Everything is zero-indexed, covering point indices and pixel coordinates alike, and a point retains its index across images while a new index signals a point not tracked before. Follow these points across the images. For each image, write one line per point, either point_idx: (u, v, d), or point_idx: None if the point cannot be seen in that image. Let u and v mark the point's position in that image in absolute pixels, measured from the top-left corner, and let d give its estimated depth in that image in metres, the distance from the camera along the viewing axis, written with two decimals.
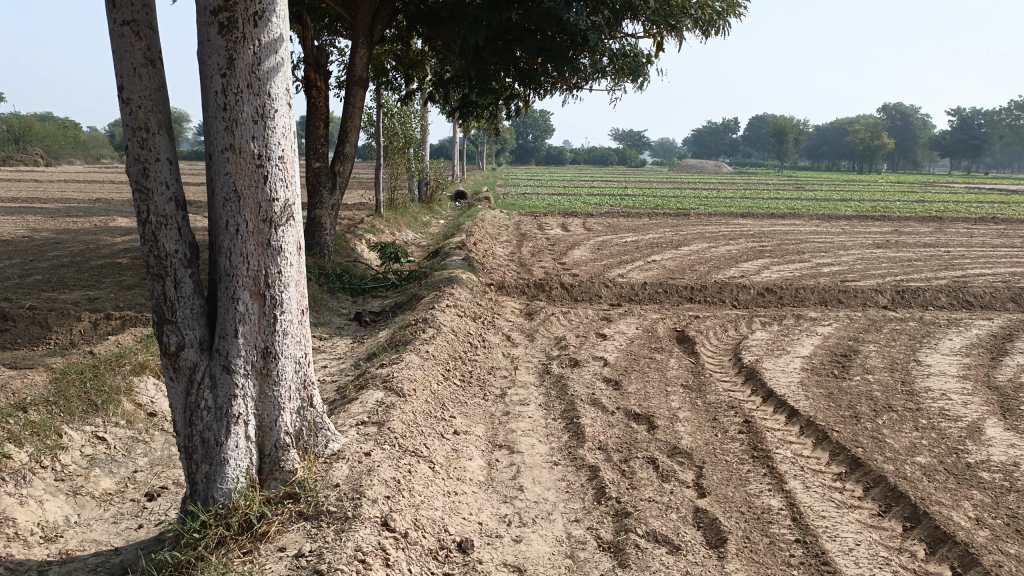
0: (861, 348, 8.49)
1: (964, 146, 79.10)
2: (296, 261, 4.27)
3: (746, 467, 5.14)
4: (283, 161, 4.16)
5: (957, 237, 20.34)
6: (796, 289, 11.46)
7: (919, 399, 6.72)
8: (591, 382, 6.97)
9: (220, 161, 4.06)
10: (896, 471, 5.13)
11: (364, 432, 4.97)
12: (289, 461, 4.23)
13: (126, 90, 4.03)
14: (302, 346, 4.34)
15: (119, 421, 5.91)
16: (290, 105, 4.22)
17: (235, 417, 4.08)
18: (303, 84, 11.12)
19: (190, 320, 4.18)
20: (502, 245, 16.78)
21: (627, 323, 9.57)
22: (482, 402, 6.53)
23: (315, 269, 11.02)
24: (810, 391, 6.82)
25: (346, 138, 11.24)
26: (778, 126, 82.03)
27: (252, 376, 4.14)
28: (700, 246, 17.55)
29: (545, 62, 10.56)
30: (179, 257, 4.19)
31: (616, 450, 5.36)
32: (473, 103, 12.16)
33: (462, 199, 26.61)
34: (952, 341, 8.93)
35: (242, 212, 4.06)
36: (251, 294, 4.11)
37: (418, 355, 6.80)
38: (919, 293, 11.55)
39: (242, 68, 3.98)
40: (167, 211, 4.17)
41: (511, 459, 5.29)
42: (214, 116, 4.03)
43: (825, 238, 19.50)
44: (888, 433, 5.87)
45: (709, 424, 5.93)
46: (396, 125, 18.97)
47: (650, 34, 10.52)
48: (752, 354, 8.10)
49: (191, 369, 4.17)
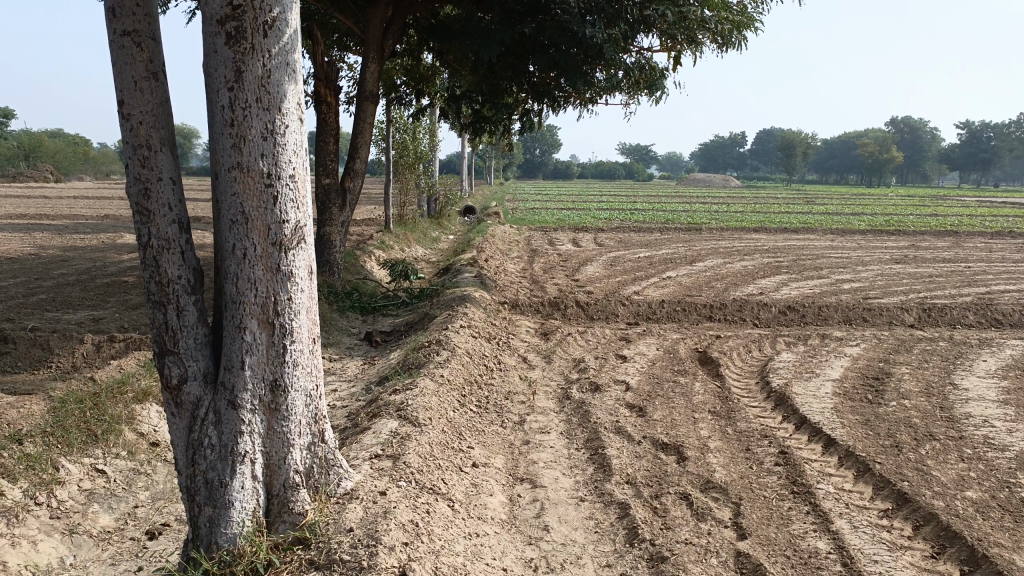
0: (893, 370, 8.14)
1: (975, 159, 78.48)
2: (307, 287, 3.99)
3: (786, 504, 4.81)
4: (294, 180, 3.88)
5: (976, 252, 19.91)
6: (818, 307, 11.12)
7: (961, 427, 6.37)
8: (614, 408, 6.64)
9: (226, 181, 3.78)
10: (948, 508, 4.77)
11: (377, 467, 4.66)
12: (299, 503, 3.93)
13: (127, 105, 3.77)
14: (314, 377, 4.05)
15: (120, 452, 5.61)
16: (302, 120, 3.95)
17: (240, 455, 3.79)
18: (313, 100, 10.91)
19: (193, 351, 3.90)
20: (513, 261, 16.48)
21: (647, 343, 9.24)
22: (501, 430, 6.21)
23: (325, 287, 10.74)
24: (845, 418, 6.48)
25: (356, 154, 10.99)
26: (786, 140, 81.62)
27: (260, 412, 3.84)
28: (715, 261, 17.21)
29: (559, 75, 10.30)
30: (182, 284, 3.91)
31: (646, 485, 5.03)
32: (485, 118, 11.91)
33: (472, 214, 26.38)
34: (987, 363, 8.56)
35: (249, 234, 3.78)
36: (259, 322, 3.82)
37: (432, 381, 6.49)
38: (946, 310, 11.18)
39: (251, 81, 3.71)
40: (169, 234, 3.89)
41: (534, 494, 4.97)
42: (221, 133, 3.76)
43: (841, 253, 19.12)
44: (933, 464, 5.52)
45: (743, 455, 5.59)
46: (406, 140, 18.76)
47: (667, 48, 10.26)
48: (779, 377, 7.76)
49: (194, 404, 3.88)
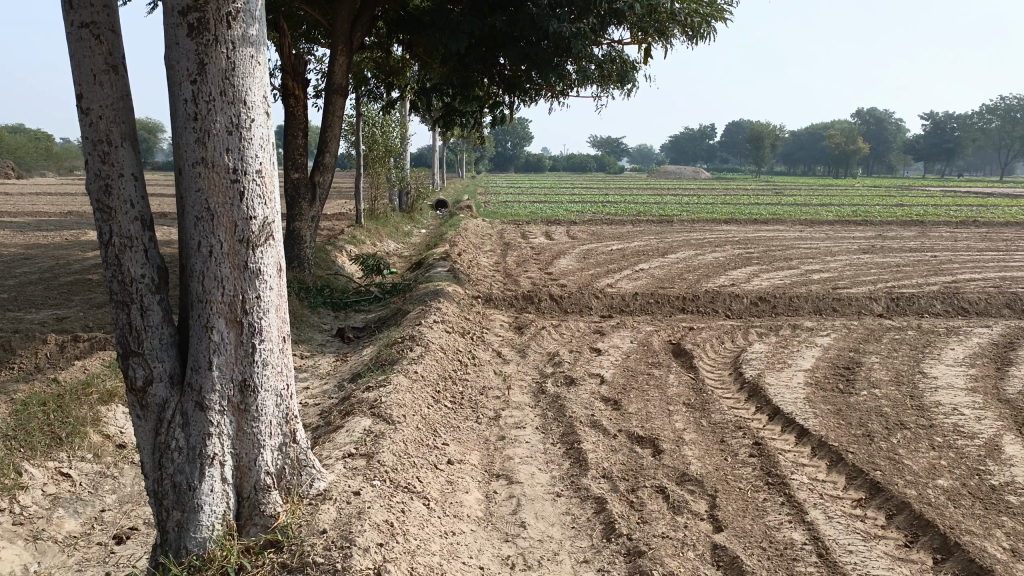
0: (864, 359, 8.23)
1: (938, 150, 79.82)
2: (276, 284, 3.90)
3: (762, 496, 4.82)
4: (261, 176, 3.79)
5: (942, 241, 20.23)
6: (789, 298, 11.21)
7: (931, 415, 6.45)
8: (589, 402, 6.63)
9: (190, 176, 3.68)
10: (920, 497, 4.82)
11: (351, 467, 4.58)
12: (270, 505, 3.84)
13: (85, 99, 3.64)
14: (284, 377, 3.96)
15: (86, 455, 5.47)
16: (268, 114, 3.86)
17: (209, 458, 3.70)
18: (281, 93, 10.74)
19: (158, 352, 3.80)
20: (486, 255, 16.42)
21: (621, 336, 9.24)
22: (476, 426, 6.16)
23: (296, 283, 10.60)
24: (817, 408, 6.52)
25: (325, 148, 10.85)
26: (755, 132, 82.32)
27: (229, 413, 3.75)
28: (687, 253, 17.30)
29: (530, 68, 10.24)
30: (146, 283, 3.80)
31: (622, 479, 5.02)
32: (456, 111, 11.81)
33: (444, 207, 26.25)
34: (955, 352, 8.69)
35: (215, 231, 3.69)
36: (227, 321, 3.73)
37: (406, 377, 6.43)
38: (914, 300, 11.33)
39: (215, 74, 3.61)
40: (132, 232, 3.78)
41: (510, 491, 4.93)
42: (184, 127, 3.66)
43: (811, 244, 19.33)
44: (905, 453, 5.58)
45: (718, 447, 5.60)
46: (377, 133, 18.58)
47: (637, 40, 10.23)
48: (753, 368, 7.81)
49: (160, 406, 3.78)
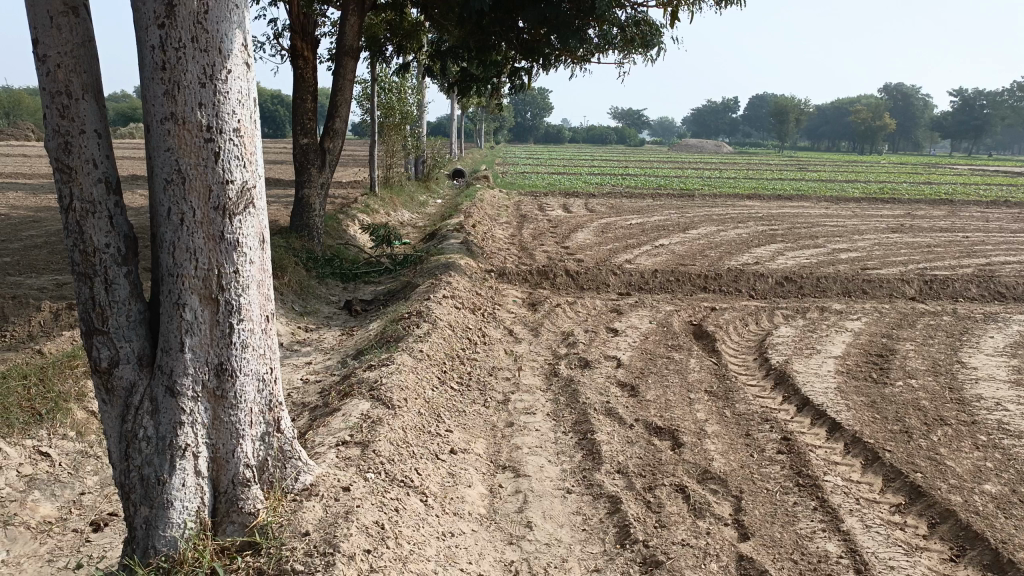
0: (897, 346, 7.76)
1: (968, 127, 77.84)
2: (258, 257, 3.51)
3: (792, 499, 4.40)
4: (239, 135, 3.38)
5: (973, 222, 19.49)
6: (817, 278, 10.68)
7: (972, 410, 5.99)
8: (604, 387, 6.22)
9: (159, 134, 3.28)
10: (966, 505, 4.38)
11: (343, 457, 4.21)
12: (249, 501, 3.48)
13: (42, 45, 3.24)
14: (266, 360, 3.58)
15: (67, 433, 5.12)
16: (248, 65, 3.43)
17: (179, 449, 3.35)
18: (290, 53, 10.20)
19: (125, 331, 3.45)
20: (502, 227, 15.98)
21: (640, 316, 8.79)
22: (483, 410, 5.78)
23: (303, 251, 10.20)
24: (851, 400, 6.08)
25: (336, 112, 10.37)
26: (780, 106, 80.58)
27: (202, 400, 3.39)
28: (709, 229, 16.75)
29: (550, 32, 9.69)
30: (110, 253, 3.43)
31: (638, 475, 4.63)
32: (472, 77, 11.28)
33: (460, 177, 25.75)
34: (994, 340, 8.18)
35: (187, 197, 3.30)
36: (200, 298, 3.35)
37: (410, 356, 6.05)
38: (948, 283, 10.78)
39: (186, 17, 3.18)
40: (95, 196, 3.40)
41: (516, 485, 4.55)
42: (152, 77, 3.25)
43: (838, 222, 18.68)
44: (947, 453, 5.13)
45: (743, 442, 5.18)
46: (393, 99, 18.05)
47: (664, 4, 9.62)
48: (779, 353, 7.35)
49: (127, 390, 3.44)
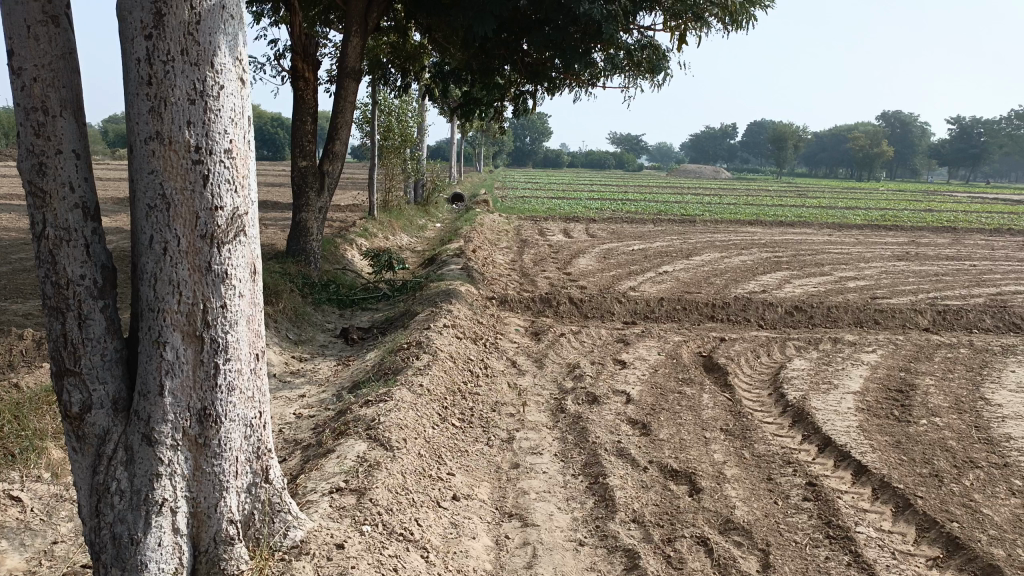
0: (916, 381, 7.45)
1: (965, 155, 78.14)
2: (248, 290, 3.21)
3: (824, 553, 4.07)
4: (231, 157, 3.09)
5: (978, 250, 19.28)
6: (827, 308, 10.39)
7: (1003, 451, 5.67)
8: (614, 424, 5.89)
9: (142, 155, 3.00)
10: (1011, 559, 4.05)
11: (338, 507, 3.89)
12: (232, 561, 3.16)
13: (17, 57, 2.97)
14: (255, 404, 3.27)
15: (42, 474, 4.77)
16: (243, 82, 3.16)
17: (156, 504, 3.03)
18: (290, 75, 9.96)
19: (100, 372, 3.14)
20: (501, 252, 15.71)
21: (648, 347, 8.47)
22: (486, 449, 5.45)
23: (300, 277, 9.90)
24: (875, 440, 5.75)
25: (336, 135, 10.12)
26: (778, 132, 80.84)
27: (183, 448, 3.08)
28: (712, 255, 16.50)
29: (554, 55, 9.45)
30: (86, 286, 3.13)
31: (656, 525, 4.29)
32: (474, 100, 11.04)
33: (460, 201, 25.55)
34: (1016, 374, 7.86)
35: (171, 225, 3.00)
36: (183, 336, 3.05)
37: (409, 391, 5.73)
38: (962, 313, 10.48)
39: (175, 27, 2.92)
40: (70, 223, 3.10)
41: (524, 536, 4.21)
42: (136, 93, 2.98)
43: (842, 249, 18.43)
44: (983, 500, 4.80)
45: (765, 487, 4.85)
46: (392, 122, 17.86)
47: (670, 28, 9.39)
48: (795, 388, 7.03)
49: (101, 437, 3.14)
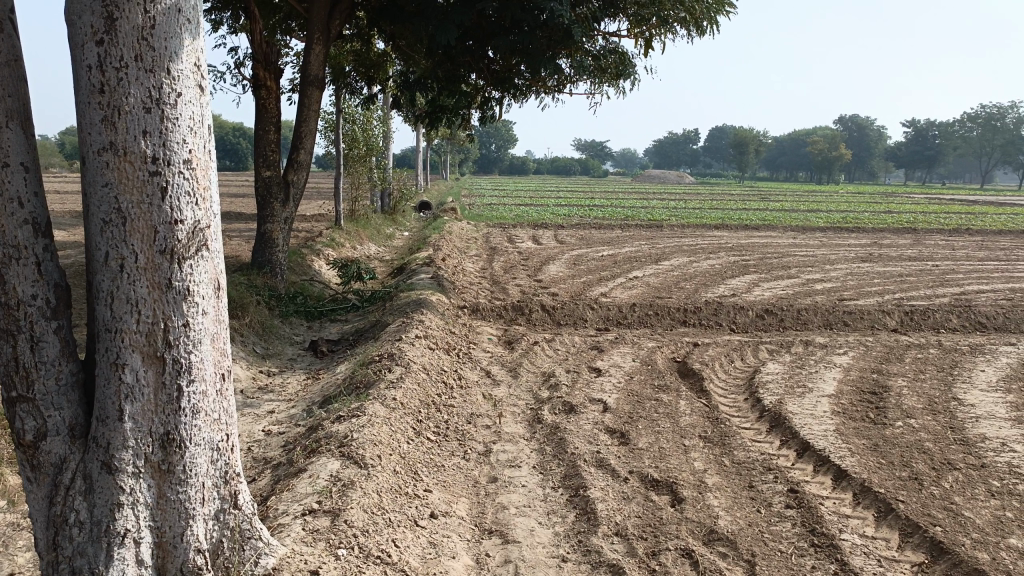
0: (889, 383, 7.47)
1: (921, 157, 79.90)
2: (212, 307, 3.05)
3: (810, 562, 4.01)
4: (190, 167, 2.94)
5: (940, 250, 19.61)
6: (797, 310, 10.43)
7: (979, 452, 5.68)
8: (592, 434, 5.79)
9: (95, 166, 2.84)
10: (994, 562, 4.03)
11: (311, 530, 3.73)
12: None
13: None
14: (221, 427, 3.10)
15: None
16: (202, 88, 3.00)
17: (118, 536, 2.86)
18: (251, 83, 9.73)
19: (55, 398, 2.96)
20: (471, 260, 15.58)
21: (622, 353, 8.40)
22: (463, 463, 5.32)
23: (266, 289, 9.66)
24: (853, 443, 5.74)
25: (300, 144, 9.92)
26: (740, 137, 81.87)
27: (145, 476, 2.91)
28: (681, 260, 16.54)
29: (521, 62, 9.36)
30: (37, 306, 2.94)
31: (639, 538, 4.20)
32: (441, 107, 10.92)
33: (427, 209, 25.38)
34: (986, 374, 7.93)
35: (128, 240, 2.84)
36: (143, 358, 2.88)
37: (382, 405, 5.57)
38: (929, 313, 10.58)
39: (128, 32, 2.76)
40: (20, 240, 2.92)
41: (505, 554, 4.09)
42: (88, 102, 2.82)
43: (808, 251, 18.63)
44: (963, 503, 4.79)
45: (747, 495, 4.79)
46: (358, 131, 17.66)
47: (638, 34, 9.37)
48: (771, 392, 7.00)
49: (57, 467, 2.96)
